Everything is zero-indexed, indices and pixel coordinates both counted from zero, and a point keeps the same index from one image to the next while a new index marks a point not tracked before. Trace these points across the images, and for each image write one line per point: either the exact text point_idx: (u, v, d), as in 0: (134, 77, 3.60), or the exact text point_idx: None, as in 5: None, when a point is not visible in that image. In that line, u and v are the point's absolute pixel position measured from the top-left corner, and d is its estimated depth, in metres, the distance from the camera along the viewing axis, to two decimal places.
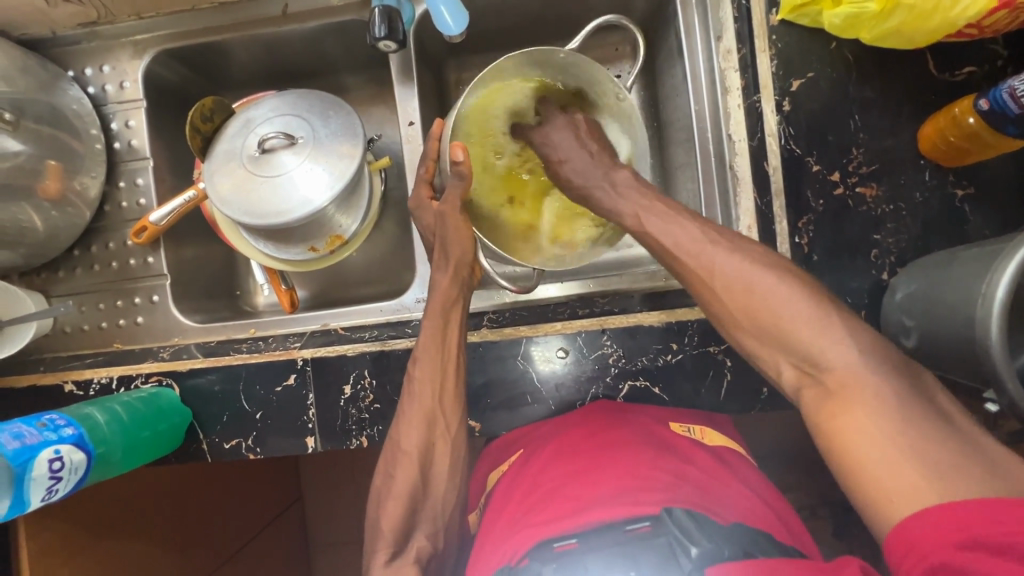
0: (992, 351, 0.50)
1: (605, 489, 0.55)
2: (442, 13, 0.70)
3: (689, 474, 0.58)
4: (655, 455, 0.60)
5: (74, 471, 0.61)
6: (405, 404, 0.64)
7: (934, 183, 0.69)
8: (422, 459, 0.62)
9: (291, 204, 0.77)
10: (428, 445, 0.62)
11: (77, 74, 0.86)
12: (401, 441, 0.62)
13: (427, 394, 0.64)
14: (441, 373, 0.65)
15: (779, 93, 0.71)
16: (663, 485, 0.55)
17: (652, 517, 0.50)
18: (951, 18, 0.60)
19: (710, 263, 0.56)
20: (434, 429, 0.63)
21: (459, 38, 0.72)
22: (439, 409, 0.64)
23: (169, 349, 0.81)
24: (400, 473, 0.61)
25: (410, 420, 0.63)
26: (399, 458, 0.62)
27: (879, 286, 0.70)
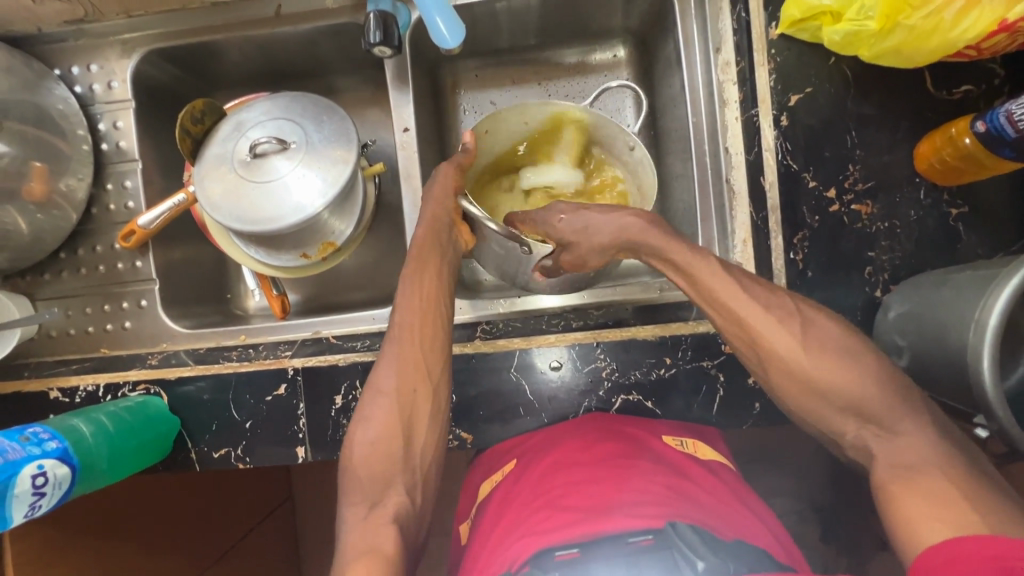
0: (983, 378, 0.49)
1: (605, 500, 0.56)
2: (438, 24, 0.67)
3: (687, 489, 0.58)
4: (652, 467, 0.61)
5: (58, 486, 0.60)
6: (391, 347, 0.63)
7: (928, 201, 0.69)
8: (404, 405, 0.61)
9: (285, 209, 0.77)
10: (419, 398, 0.62)
11: (63, 72, 0.84)
12: (380, 383, 0.62)
13: (421, 354, 0.63)
14: (420, 321, 0.64)
15: (776, 107, 0.71)
16: (665, 496, 0.56)
17: (655, 530, 0.50)
18: (950, 40, 0.58)
19: (748, 311, 0.58)
20: (412, 369, 0.62)
21: (457, 50, 0.69)
22: (426, 362, 0.63)
23: (157, 355, 0.80)
24: (386, 420, 0.60)
25: (390, 361, 0.62)
26: (380, 397, 0.61)
27: (873, 303, 0.70)
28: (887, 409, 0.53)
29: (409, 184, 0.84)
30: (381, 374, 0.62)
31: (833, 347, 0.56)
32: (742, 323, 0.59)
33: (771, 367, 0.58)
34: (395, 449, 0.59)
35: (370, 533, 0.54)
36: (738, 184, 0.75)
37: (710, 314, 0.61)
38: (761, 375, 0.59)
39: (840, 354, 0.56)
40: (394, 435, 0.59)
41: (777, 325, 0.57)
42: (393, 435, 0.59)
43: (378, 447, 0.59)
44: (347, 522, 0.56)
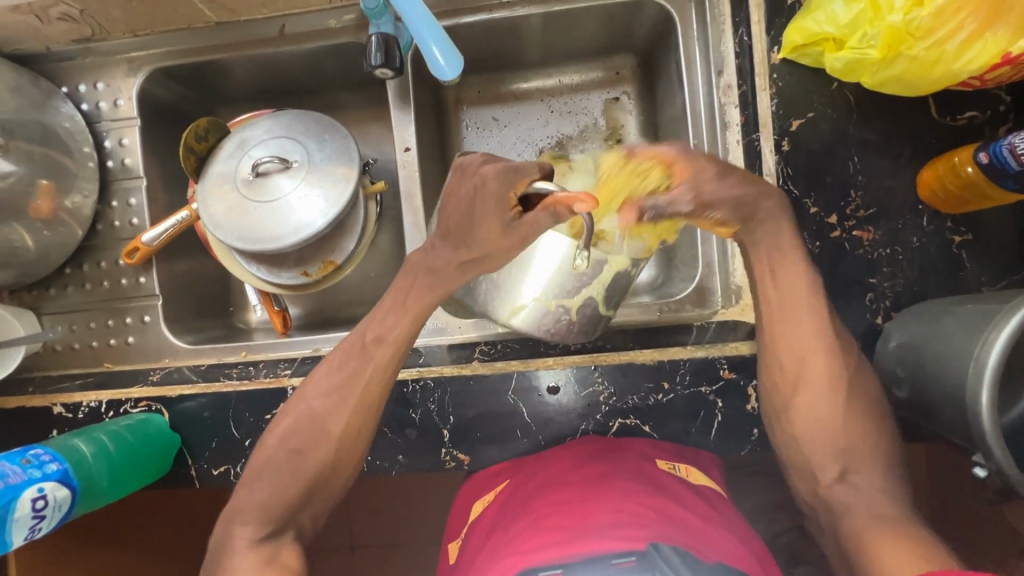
0: (980, 415, 0.48)
1: (584, 522, 0.55)
2: (435, 54, 0.65)
3: (673, 511, 0.57)
4: (635, 488, 0.60)
5: (57, 508, 0.62)
6: (337, 374, 0.64)
7: (931, 228, 0.68)
8: (339, 449, 0.63)
9: (286, 228, 0.78)
10: (356, 428, 0.64)
11: (70, 90, 0.85)
12: (330, 422, 0.63)
13: (366, 387, 0.64)
14: (364, 348, 0.65)
15: (778, 132, 0.70)
16: (649, 519, 0.55)
17: (638, 552, 0.49)
18: (953, 71, 0.57)
19: (812, 346, 0.61)
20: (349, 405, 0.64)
21: (453, 81, 0.67)
22: (368, 400, 0.64)
23: (159, 371, 0.81)
24: (316, 451, 0.63)
25: (343, 404, 0.64)
26: (320, 436, 0.63)
27: (874, 330, 0.69)
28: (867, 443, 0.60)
29: (410, 203, 0.84)
30: (317, 398, 0.64)
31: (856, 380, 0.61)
32: (804, 354, 0.61)
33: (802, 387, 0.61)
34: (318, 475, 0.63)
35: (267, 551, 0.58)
36: None
37: (769, 324, 0.62)
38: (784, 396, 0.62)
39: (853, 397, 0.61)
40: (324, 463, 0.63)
41: (834, 357, 0.61)
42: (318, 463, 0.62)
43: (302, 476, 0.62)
44: (236, 543, 0.59)
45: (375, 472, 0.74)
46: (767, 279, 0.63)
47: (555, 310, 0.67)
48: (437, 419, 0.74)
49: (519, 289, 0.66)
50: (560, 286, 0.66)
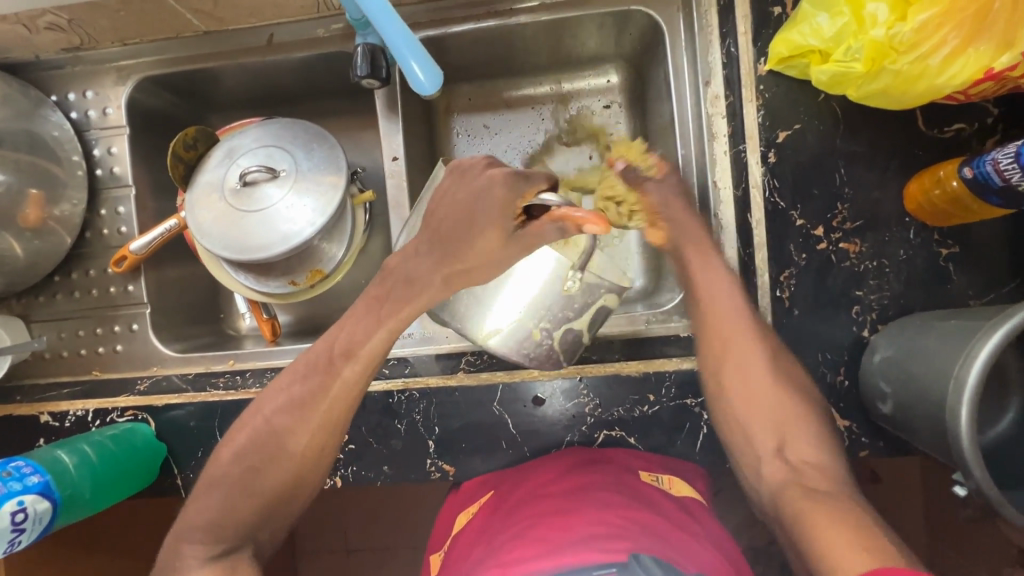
0: (960, 434, 0.48)
1: (560, 537, 0.54)
2: (414, 70, 0.65)
3: (655, 525, 0.56)
4: (610, 501, 0.60)
5: (37, 522, 0.62)
6: (297, 386, 0.62)
7: (918, 241, 0.68)
8: (301, 470, 0.61)
9: (273, 238, 0.78)
10: (320, 445, 0.62)
11: (59, 98, 0.85)
12: (288, 442, 0.60)
13: (330, 402, 0.62)
14: (329, 362, 0.62)
15: (764, 144, 0.70)
16: (631, 531, 0.54)
17: (620, 564, 0.48)
18: (937, 86, 0.57)
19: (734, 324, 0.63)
20: (310, 424, 0.61)
21: (434, 96, 0.67)
22: (334, 420, 0.62)
23: (146, 379, 0.81)
24: (272, 468, 0.60)
25: (308, 423, 0.61)
26: (280, 456, 0.60)
27: (860, 343, 0.69)
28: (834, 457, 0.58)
29: (398, 212, 0.84)
30: (272, 411, 0.62)
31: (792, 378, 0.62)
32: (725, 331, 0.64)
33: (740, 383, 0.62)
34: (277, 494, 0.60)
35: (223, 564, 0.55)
36: (726, 218, 0.76)
37: (708, 321, 0.65)
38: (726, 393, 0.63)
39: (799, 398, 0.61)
40: (286, 478, 0.60)
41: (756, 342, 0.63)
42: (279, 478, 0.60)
43: (259, 496, 0.59)
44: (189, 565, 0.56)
45: (361, 482, 0.74)
46: (698, 275, 0.66)
47: (527, 330, 0.67)
48: (422, 429, 0.74)
49: (495, 309, 0.66)
50: (535, 306, 0.66)
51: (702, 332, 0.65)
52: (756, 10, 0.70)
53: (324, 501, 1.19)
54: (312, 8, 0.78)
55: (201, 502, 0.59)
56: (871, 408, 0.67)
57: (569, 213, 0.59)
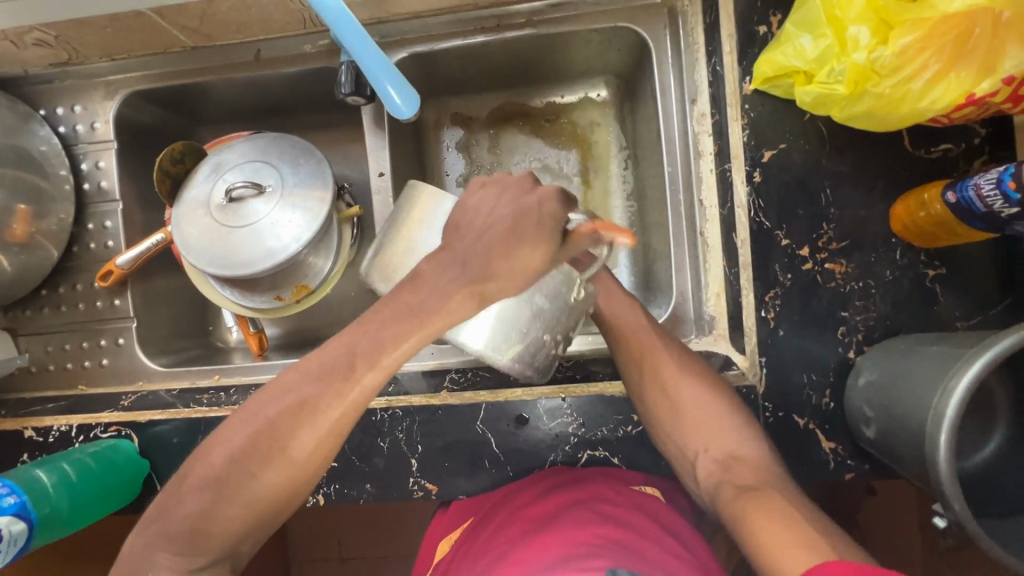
0: (941, 464, 0.48)
1: (539, 560, 0.53)
2: (392, 94, 0.69)
3: (637, 545, 0.55)
4: (584, 519, 0.58)
5: (13, 542, 0.64)
6: (309, 389, 0.54)
7: (905, 262, 0.67)
8: (297, 479, 0.56)
9: (257, 254, 0.78)
10: (322, 454, 0.56)
11: (48, 113, 0.86)
12: (292, 445, 0.54)
13: (341, 411, 0.55)
14: (349, 367, 0.54)
15: (749, 163, 0.69)
16: (610, 549, 0.53)
17: None
18: (919, 110, 0.57)
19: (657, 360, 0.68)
20: (317, 428, 0.55)
21: (412, 118, 0.71)
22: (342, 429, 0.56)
23: (131, 395, 0.80)
24: (268, 473, 0.54)
25: (314, 429, 0.54)
26: (277, 459, 0.54)
27: (846, 364, 0.68)
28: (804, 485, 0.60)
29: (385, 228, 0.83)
30: (277, 416, 0.54)
31: (701, 382, 0.67)
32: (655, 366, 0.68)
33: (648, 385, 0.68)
34: (261, 505, 0.55)
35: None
36: (712, 236, 0.77)
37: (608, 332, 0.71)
38: (643, 398, 0.68)
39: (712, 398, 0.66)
40: (277, 490, 0.55)
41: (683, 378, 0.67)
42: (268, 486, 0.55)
43: (250, 506, 0.54)
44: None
45: (344, 500, 0.74)
46: (612, 301, 0.71)
47: (540, 342, 0.65)
48: (405, 448, 0.73)
49: (509, 326, 0.64)
50: (547, 320, 0.64)
51: (615, 342, 0.70)
52: (741, 29, 0.69)
53: (314, 512, 1.19)
54: (298, 24, 0.78)
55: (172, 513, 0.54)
56: (857, 431, 0.66)
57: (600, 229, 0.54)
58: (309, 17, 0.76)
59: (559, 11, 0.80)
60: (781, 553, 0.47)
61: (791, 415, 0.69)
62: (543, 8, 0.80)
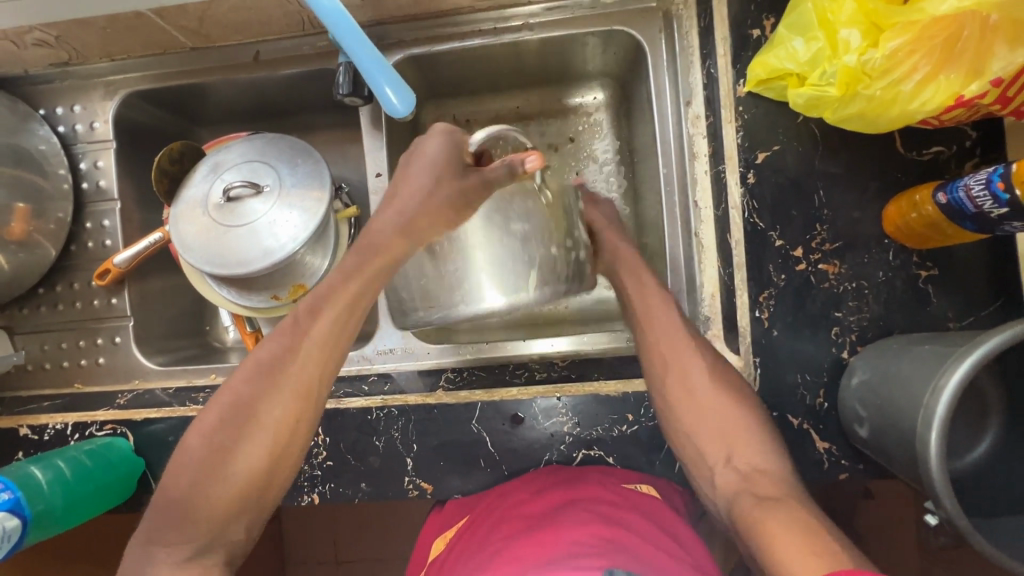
0: (931, 462, 0.48)
1: (537, 558, 0.53)
2: (387, 94, 0.67)
3: (635, 546, 0.55)
4: (583, 519, 0.58)
5: (5, 538, 0.63)
6: (267, 352, 0.58)
7: (897, 263, 0.68)
8: (277, 447, 0.56)
9: (255, 253, 0.78)
10: (294, 418, 0.57)
11: (48, 112, 0.86)
12: (260, 411, 0.56)
13: (303, 364, 0.58)
14: (298, 323, 0.59)
15: (743, 164, 0.70)
16: (609, 549, 0.53)
17: None
18: (909, 112, 0.58)
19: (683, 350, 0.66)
20: (285, 387, 0.57)
21: (408, 116, 0.70)
22: (310, 385, 0.58)
23: (126, 394, 0.80)
24: (247, 443, 0.55)
25: (282, 391, 0.57)
26: (251, 428, 0.56)
27: (839, 364, 0.69)
28: None
29: None
30: (247, 390, 0.57)
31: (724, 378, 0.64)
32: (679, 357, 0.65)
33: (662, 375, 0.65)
34: (251, 482, 0.55)
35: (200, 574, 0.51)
36: (706, 238, 0.77)
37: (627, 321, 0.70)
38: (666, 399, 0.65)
39: (725, 386, 0.63)
40: (258, 462, 0.55)
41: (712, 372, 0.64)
42: (253, 461, 0.55)
43: (236, 482, 0.55)
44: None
45: (339, 499, 0.74)
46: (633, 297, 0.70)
47: (551, 257, 0.57)
48: (401, 447, 0.74)
49: (504, 258, 0.56)
50: (536, 226, 0.57)
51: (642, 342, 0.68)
52: (735, 32, 0.70)
53: (310, 513, 1.19)
54: (297, 26, 0.79)
55: (166, 504, 0.54)
56: (850, 430, 0.67)
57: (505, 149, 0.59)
58: (308, 19, 0.77)
59: (555, 14, 0.81)
60: (774, 550, 0.48)
61: (784, 415, 0.70)
62: (540, 11, 0.81)
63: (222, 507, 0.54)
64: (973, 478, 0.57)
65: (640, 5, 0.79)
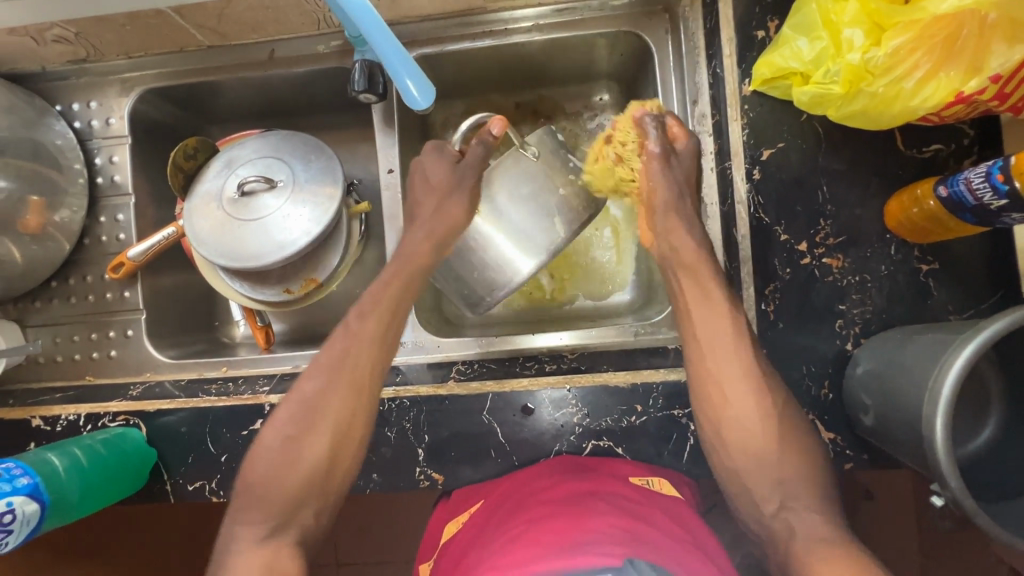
0: (937, 445, 0.49)
1: (557, 544, 0.54)
2: (409, 87, 0.67)
3: (654, 537, 0.56)
4: (604, 509, 0.60)
5: (25, 523, 0.63)
6: (326, 353, 0.68)
7: (899, 257, 0.70)
8: (337, 435, 0.64)
9: (269, 247, 0.79)
10: (349, 408, 0.65)
11: (64, 108, 0.87)
12: (321, 403, 0.65)
13: (355, 360, 0.67)
14: (349, 327, 0.69)
15: (749, 161, 0.72)
16: (629, 538, 0.54)
17: (615, 568, 0.48)
18: (911, 108, 0.60)
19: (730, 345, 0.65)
20: (344, 382, 0.66)
21: (428, 108, 0.70)
22: (363, 377, 0.67)
23: (139, 385, 0.82)
24: (314, 433, 0.64)
25: (338, 385, 0.66)
26: (315, 418, 0.64)
27: (843, 356, 0.70)
28: (807, 472, 0.61)
29: (393, 224, 0.85)
30: (311, 388, 0.66)
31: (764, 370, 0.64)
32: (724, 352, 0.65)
33: (708, 356, 0.65)
34: (318, 466, 0.63)
35: (270, 553, 0.58)
36: (713, 233, 0.79)
37: (685, 301, 0.69)
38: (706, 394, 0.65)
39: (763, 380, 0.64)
40: (321, 450, 0.64)
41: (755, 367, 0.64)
42: (319, 448, 0.64)
43: (303, 467, 0.63)
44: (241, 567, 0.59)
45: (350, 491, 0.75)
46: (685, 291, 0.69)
47: (559, 197, 0.69)
48: (412, 438, 0.74)
49: (519, 219, 0.69)
50: (540, 182, 0.69)
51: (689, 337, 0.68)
52: (740, 33, 0.72)
53: None
54: (313, 25, 0.80)
55: (247, 487, 0.63)
56: (855, 420, 0.68)
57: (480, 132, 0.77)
58: (324, 18, 0.79)
59: (564, 16, 0.83)
60: None
61: None
62: (550, 13, 0.83)
63: (290, 489, 0.62)
64: (974, 464, 0.59)
65: (647, 7, 0.81)
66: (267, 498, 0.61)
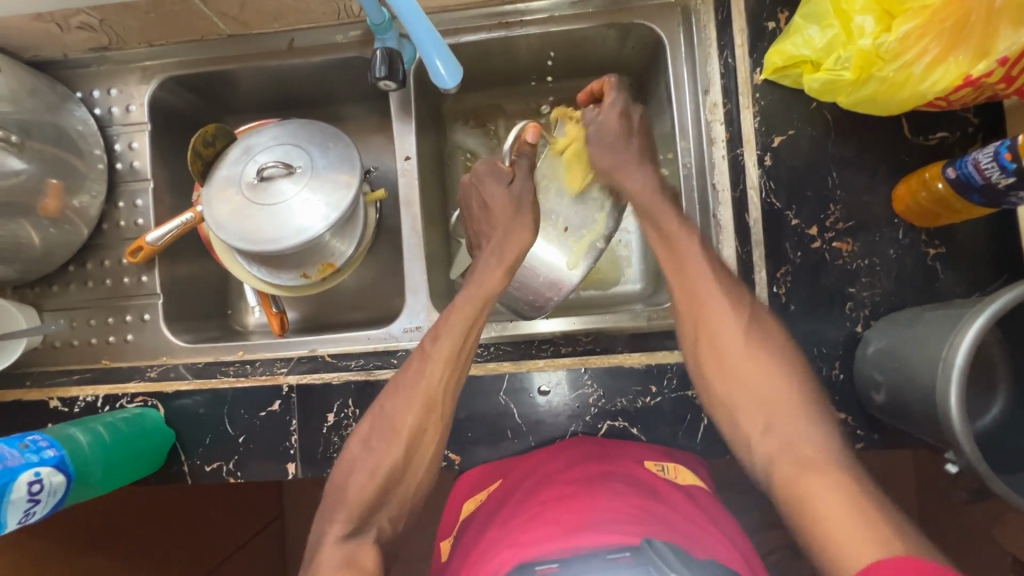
0: (952, 412, 0.51)
1: (575, 520, 0.56)
2: (437, 66, 0.68)
3: (666, 511, 0.58)
4: (618, 486, 0.61)
5: (52, 494, 0.62)
6: (401, 373, 0.70)
7: (907, 241, 0.72)
8: (409, 448, 0.68)
9: (287, 231, 0.80)
10: (421, 424, 0.68)
11: (84, 95, 0.89)
12: (396, 420, 0.68)
13: (427, 381, 0.69)
14: (423, 346, 0.71)
15: (760, 148, 0.74)
16: (641, 515, 0.56)
17: (633, 547, 0.51)
18: (920, 91, 0.62)
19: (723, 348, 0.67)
20: (418, 402, 0.68)
21: (454, 88, 0.71)
22: (435, 396, 0.69)
23: (156, 368, 0.82)
24: (391, 449, 0.68)
25: (411, 403, 0.68)
26: (392, 434, 0.68)
27: (853, 338, 0.72)
28: None
29: (409, 210, 0.86)
30: (389, 405, 0.69)
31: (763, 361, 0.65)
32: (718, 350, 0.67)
33: (720, 356, 0.67)
34: (393, 475, 0.67)
35: (350, 548, 0.61)
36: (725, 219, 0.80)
37: (676, 291, 0.70)
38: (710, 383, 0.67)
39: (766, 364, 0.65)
40: (396, 461, 0.67)
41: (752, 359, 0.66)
42: (395, 461, 0.67)
43: (377, 476, 0.67)
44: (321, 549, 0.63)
45: None
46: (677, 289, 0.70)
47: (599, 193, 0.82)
48: None
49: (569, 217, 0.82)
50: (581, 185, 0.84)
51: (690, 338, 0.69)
52: (751, 24, 0.74)
53: None
54: (333, 15, 0.82)
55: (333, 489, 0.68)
56: (865, 400, 0.70)
57: (517, 146, 0.79)
58: (345, 8, 0.80)
59: (577, 9, 0.85)
60: None
61: None
62: (563, 6, 0.85)
63: (364, 496, 0.66)
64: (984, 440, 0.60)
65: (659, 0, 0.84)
66: (346, 501, 0.66)
